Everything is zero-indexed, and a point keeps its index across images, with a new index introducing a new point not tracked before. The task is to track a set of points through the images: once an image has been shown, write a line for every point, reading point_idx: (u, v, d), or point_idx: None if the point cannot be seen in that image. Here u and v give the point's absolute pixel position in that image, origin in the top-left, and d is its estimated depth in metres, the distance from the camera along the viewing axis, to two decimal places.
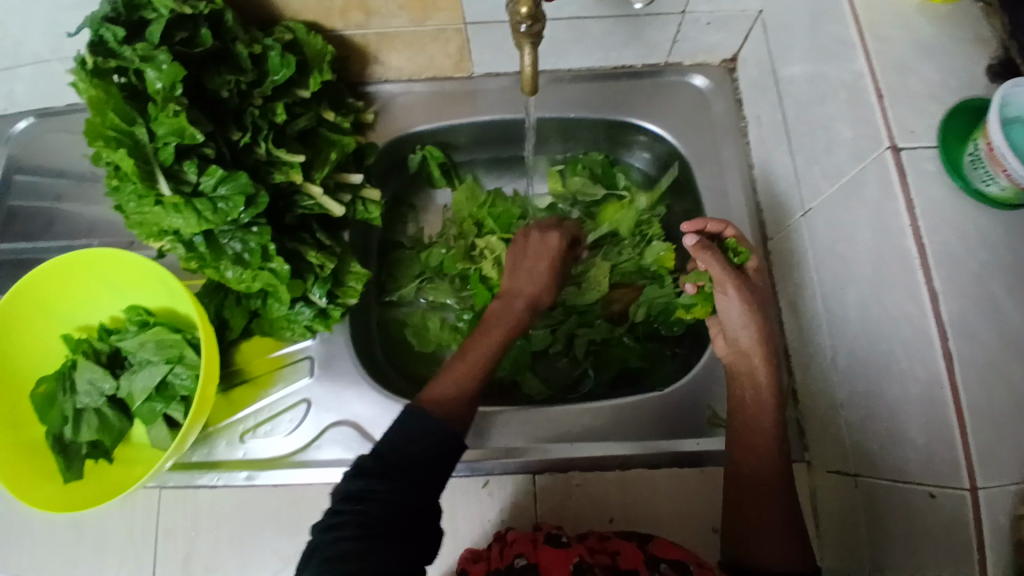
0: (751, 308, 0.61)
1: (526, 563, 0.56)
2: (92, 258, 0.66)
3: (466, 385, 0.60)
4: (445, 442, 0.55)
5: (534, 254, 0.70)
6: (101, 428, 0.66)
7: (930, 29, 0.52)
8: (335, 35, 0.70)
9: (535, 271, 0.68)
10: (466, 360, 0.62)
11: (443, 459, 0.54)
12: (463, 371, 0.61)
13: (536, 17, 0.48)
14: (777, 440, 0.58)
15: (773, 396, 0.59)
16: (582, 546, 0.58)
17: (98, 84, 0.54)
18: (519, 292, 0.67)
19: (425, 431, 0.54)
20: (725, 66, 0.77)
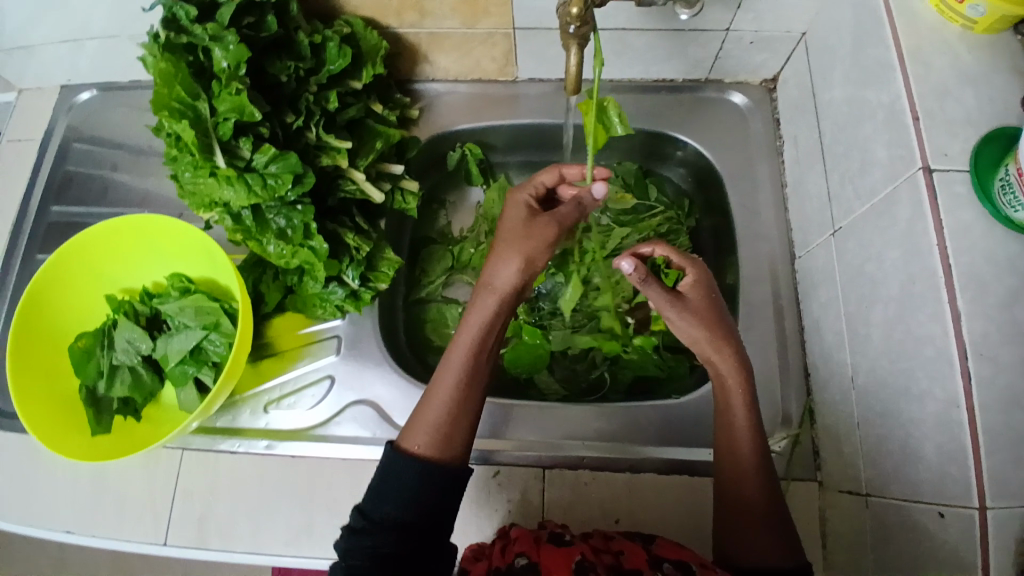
0: (694, 318, 0.60)
1: (527, 563, 0.55)
2: (144, 223, 0.70)
3: (441, 422, 0.54)
4: (434, 474, 0.52)
5: (503, 237, 0.61)
6: (134, 385, 0.68)
7: (970, 58, 0.52)
8: (389, 32, 0.73)
9: (501, 264, 0.59)
10: (436, 393, 0.55)
11: (442, 496, 0.52)
12: (436, 406, 0.54)
13: (584, 18, 0.50)
14: (756, 439, 0.57)
15: (742, 392, 0.58)
16: (587, 545, 0.57)
17: (168, 57, 0.57)
18: (485, 294, 0.58)
19: (408, 476, 0.52)
20: (765, 85, 0.78)
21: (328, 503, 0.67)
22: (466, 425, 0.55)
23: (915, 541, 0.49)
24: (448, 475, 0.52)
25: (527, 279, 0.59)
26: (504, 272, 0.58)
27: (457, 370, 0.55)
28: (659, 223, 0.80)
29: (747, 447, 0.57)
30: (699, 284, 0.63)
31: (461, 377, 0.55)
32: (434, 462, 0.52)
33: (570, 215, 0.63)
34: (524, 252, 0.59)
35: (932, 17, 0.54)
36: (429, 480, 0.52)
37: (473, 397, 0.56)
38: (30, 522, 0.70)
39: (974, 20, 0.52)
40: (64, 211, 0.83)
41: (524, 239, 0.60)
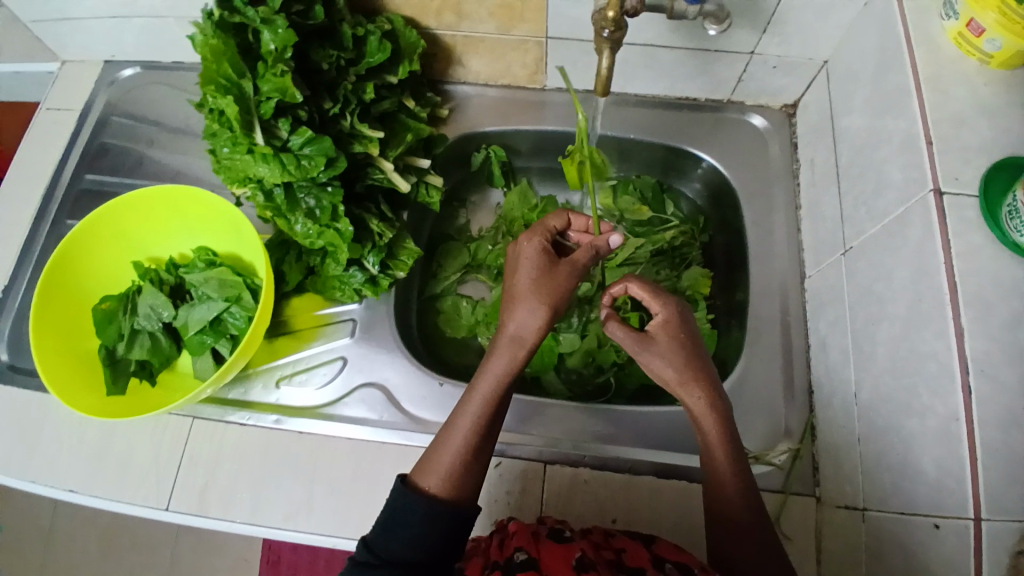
0: (670, 358, 0.58)
1: (526, 559, 0.55)
2: (178, 194, 0.73)
3: (455, 467, 0.55)
4: (444, 514, 0.53)
5: (524, 284, 0.60)
6: (152, 349, 0.70)
7: (985, 91, 0.55)
8: (428, 32, 0.76)
9: (523, 315, 0.59)
10: (452, 441, 0.56)
11: (449, 535, 0.53)
12: (451, 452, 0.56)
13: (618, 24, 0.53)
14: (736, 470, 0.56)
15: (718, 428, 0.57)
16: (586, 542, 0.58)
17: (219, 36, 0.60)
18: (507, 346, 0.59)
19: (415, 515, 0.53)
20: (785, 110, 0.81)
21: (330, 481, 0.68)
22: (478, 469, 0.56)
23: (909, 554, 0.50)
24: (457, 516, 0.54)
25: (546, 330, 0.60)
26: (528, 325, 0.59)
27: (473, 418, 0.57)
28: (673, 237, 0.81)
29: (728, 479, 0.56)
30: (669, 322, 0.60)
31: (476, 425, 0.57)
32: (445, 504, 0.54)
33: (584, 260, 0.62)
34: (547, 304, 0.59)
35: (951, 50, 0.57)
36: (437, 521, 0.53)
37: (487, 444, 0.58)
38: (32, 479, 0.71)
39: (991, 55, 0.54)
40: (97, 179, 0.86)
41: (546, 289, 0.59)
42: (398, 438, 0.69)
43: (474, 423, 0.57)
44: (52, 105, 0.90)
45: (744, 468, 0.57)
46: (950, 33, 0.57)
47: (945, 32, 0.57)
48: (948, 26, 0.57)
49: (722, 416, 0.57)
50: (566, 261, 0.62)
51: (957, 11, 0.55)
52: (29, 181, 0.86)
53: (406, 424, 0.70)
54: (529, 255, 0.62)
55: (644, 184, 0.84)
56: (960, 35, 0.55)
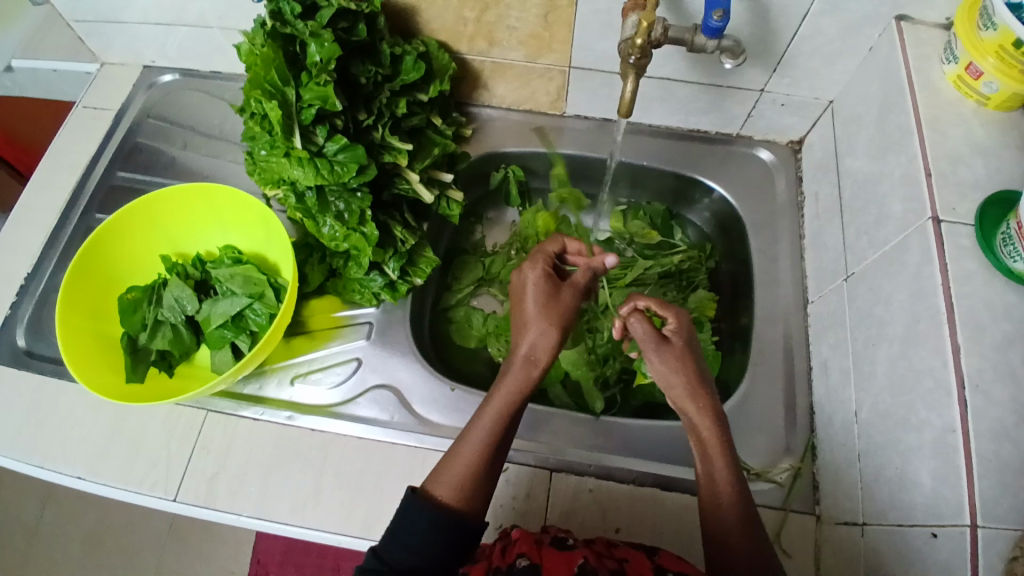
0: (677, 362, 0.62)
1: (528, 565, 0.53)
2: (211, 193, 0.77)
3: (471, 481, 0.54)
4: (450, 525, 0.53)
5: (533, 310, 0.61)
6: (174, 340, 0.72)
7: (983, 131, 0.60)
8: (458, 57, 0.81)
9: (534, 336, 0.60)
10: (468, 454, 0.55)
11: (454, 544, 0.53)
12: (468, 465, 0.55)
13: (644, 52, 0.59)
14: (734, 483, 0.56)
15: (718, 442, 0.57)
16: (589, 549, 0.55)
17: (269, 45, 0.63)
18: (521, 365, 0.59)
19: (424, 522, 0.52)
20: (791, 147, 0.85)
21: (339, 478, 0.69)
22: (489, 483, 0.56)
23: (907, 564, 0.52)
24: (463, 526, 0.53)
25: (557, 352, 0.61)
26: (541, 346, 0.60)
27: (489, 435, 0.56)
28: (681, 260, 0.85)
29: (727, 493, 0.55)
30: (681, 328, 0.65)
31: (493, 440, 0.56)
32: (458, 516, 0.53)
33: (583, 282, 0.66)
34: (558, 326, 0.61)
35: (950, 95, 0.62)
36: (443, 528, 0.52)
37: (499, 460, 0.57)
38: (39, 462, 0.71)
39: (989, 97, 0.60)
40: (128, 177, 0.89)
41: (556, 312, 0.61)
42: (408, 440, 0.70)
43: (491, 439, 0.56)
44: (89, 104, 0.94)
45: (741, 483, 0.56)
46: (950, 77, 0.62)
47: (945, 75, 0.63)
48: (948, 70, 0.62)
49: (723, 435, 0.58)
50: (570, 286, 0.64)
51: (956, 57, 0.61)
52: (61, 173, 0.89)
53: (417, 425, 0.71)
54: (536, 280, 0.63)
55: (654, 210, 0.88)
56: (959, 78, 0.61)
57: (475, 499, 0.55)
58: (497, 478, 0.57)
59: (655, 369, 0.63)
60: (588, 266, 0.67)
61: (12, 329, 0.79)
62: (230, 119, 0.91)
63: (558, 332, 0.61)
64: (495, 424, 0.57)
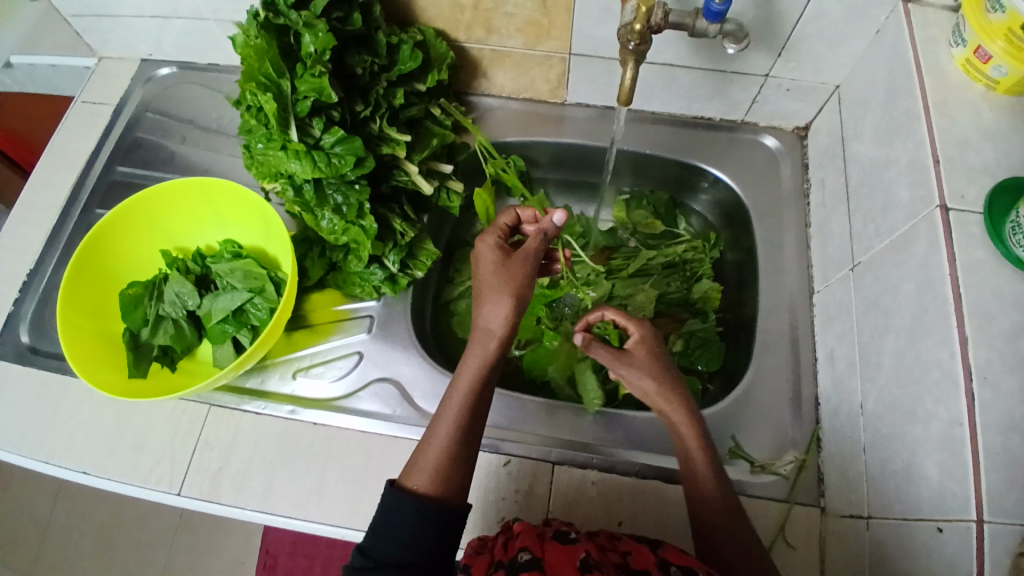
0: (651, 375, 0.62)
1: (531, 558, 0.52)
2: (210, 188, 0.76)
3: (443, 461, 0.54)
4: (435, 512, 0.52)
5: (484, 284, 0.61)
6: (175, 336, 0.72)
7: (992, 116, 0.58)
8: (456, 45, 0.80)
9: (487, 311, 0.59)
10: (439, 436, 0.55)
11: (443, 533, 0.52)
12: (439, 447, 0.55)
13: (643, 38, 0.57)
14: (715, 474, 0.57)
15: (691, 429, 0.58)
16: (592, 544, 0.54)
17: (263, 36, 0.62)
18: (479, 340, 0.59)
19: (409, 515, 0.51)
20: (797, 133, 0.84)
21: (341, 472, 0.69)
22: (466, 464, 0.56)
23: (913, 558, 0.51)
24: (448, 513, 0.52)
25: (515, 319, 0.59)
26: (494, 318, 0.59)
27: (453, 415, 0.56)
28: (684, 250, 0.84)
29: (708, 483, 0.56)
30: (645, 340, 0.65)
31: (457, 418, 0.56)
32: (438, 499, 0.53)
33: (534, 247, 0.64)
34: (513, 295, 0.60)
35: (958, 78, 0.60)
36: (430, 519, 0.52)
37: (473, 436, 0.57)
38: (46, 458, 0.72)
39: (997, 81, 0.58)
40: (128, 172, 0.89)
41: (511, 282, 0.60)
42: (410, 434, 0.70)
43: (455, 417, 0.56)
44: (88, 99, 0.94)
45: (722, 473, 0.57)
46: (958, 60, 0.60)
47: (953, 59, 0.61)
48: (956, 53, 0.60)
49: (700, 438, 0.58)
50: (525, 256, 0.63)
51: (964, 39, 0.59)
52: (61, 169, 0.89)
53: (419, 419, 0.71)
54: (491, 258, 0.63)
55: (657, 199, 0.87)
56: (967, 61, 0.59)
57: (447, 477, 0.54)
58: (473, 455, 0.57)
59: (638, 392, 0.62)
60: (541, 230, 0.64)
61: (17, 326, 0.79)
62: (228, 112, 0.91)
63: (510, 301, 0.59)
64: (461, 401, 0.57)
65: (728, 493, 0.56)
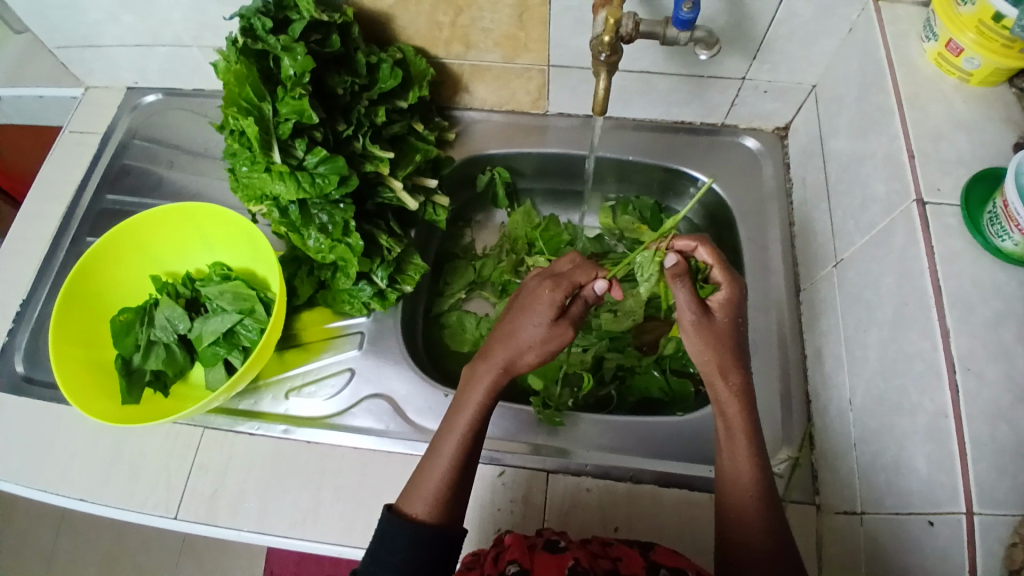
0: (713, 340, 0.59)
1: (519, 571, 0.52)
2: (197, 212, 0.77)
3: (441, 490, 0.55)
4: (429, 536, 0.53)
5: (530, 317, 0.59)
6: (167, 360, 0.73)
7: (965, 107, 0.59)
8: (436, 61, 0.81)
9: (522, 341, 0.59)
10: (438, 465, 0.56)
11: (436, 558, 0.53)
12: (438, 478, 0.55)
13: (614, 49, 0.58)
14: (758, 478, 0.56)
15: (743, 425, 0.57)
16: (581, 552, 0.54)
17: (242, 61, 0.63)
18: (498, 372, 0.59)
19: (403, 539, 0.52)
20: (777, 133, 0.85)
21: (336, 489, 0.69)
22: (464, 492, 0.56)
23: (906, 552, 0.51)
24: (441, 536, 0.53)
25: (541, 357, 0.60)
26: (526, 355, 0.59)
27: (457, 446, 0.56)
28: None
29: (747, 486, 0.56)
30: (729, 303, 0.60)
31: (462, 451, 0.56)
32: (435, 526, 0.54)
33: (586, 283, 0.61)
34: (541, 346, 0.60)
35: (930, 73, 0.61)
36: (424, 542, 0.52)
37: (472, 466, 0.57)
38: (43, 487, 0.72)
39: (971, 73, 0.59)
40: (117, 200, 0.90)
41: (546, 334, 0.59)
42: (403, 448, 0.70)
43: (459, 449, 0.56)
44: (76, 129, 0.95)
45: (767, 478, 0.57)
46: (930, 54, 0.61)
47: (925, 53, 0.62)
48: (928, 48, 0.61)
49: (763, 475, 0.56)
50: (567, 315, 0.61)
51: (936, 34, 0.60)
52: (51, 200, 0.90)
53: (412, 434, 0.71)
54: (535, 290, 0.61)
55: (643, 204, 0.87)
56: (939, 55, 0.60)
57: (444, 509, 0.55)
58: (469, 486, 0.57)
59: (690, 342, 0.60)
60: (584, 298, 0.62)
61: (10, 357, 0.80)
62: (214, 136, 0.92)
63: (544, 341, 0.59)
64: (463, 431, 0.57)
65: (769, 500, 0.56)
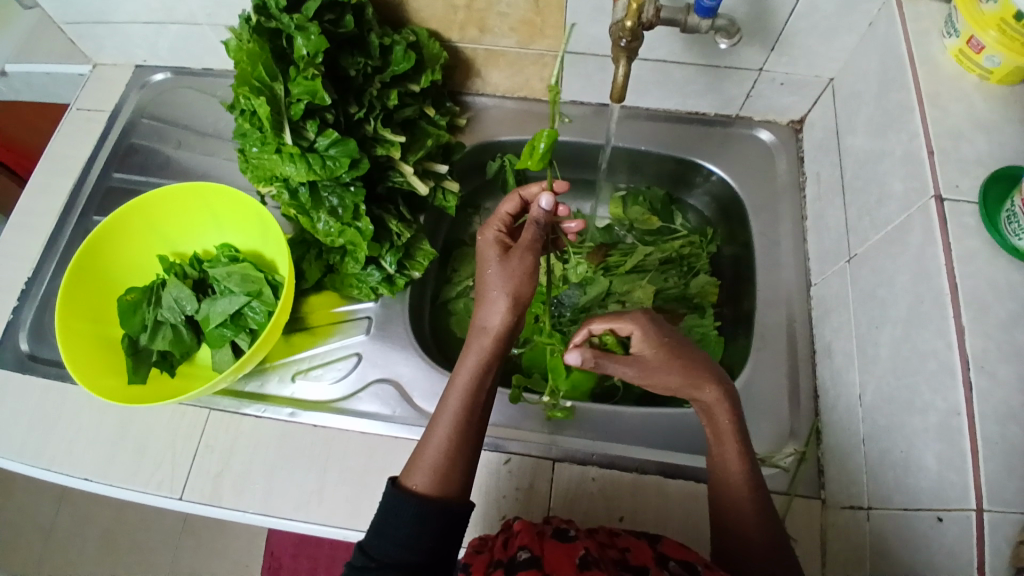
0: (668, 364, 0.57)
1: (530, 557, 0.52)
2: (206, 193, 0.77)
3: (442, 459, 0.54)
4: (433, 510, 0.52)
5: (490, 275, 0.59)
6: (174, 341, 0.73)
7: (985, 105, 0.58)
8: (450, 45, 0.80)
9: (488, 303, 0.58)
10: (437, 435, 0.55)
11: (443, 533, 0.52)
12: (436, 447, 0.54)
13: (635, 35, 0.57)
14: (749, 473, 0.56)
15: (733, 431, 0.57)
16: (590, 542, 0.54)
17: (255, 40, 0.62)
18: (475, 335, 0.58)
19: (408, 513, 0.52)
20: (792, 126, 0.84)
21: (341, 473, 0.69)
22: (468, 459, 0.55)
23: (913, 549, 0.51)
24: (446, 512, 0.53)
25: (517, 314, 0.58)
26: (492, 310, 0.57)
27: (452, 413, 0.55)
28: (681, 246, 0.85)
29: (741, 488, 0.56)
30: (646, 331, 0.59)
31: (457, 416, 0.55)
32: (437, 500, 0.53)
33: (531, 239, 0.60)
34: (510, 290, 0.57)
35: (951, 69, 0.60)
36: (428, 518, 0.52)
37: (474, 431, 0.56)
38: (46, 464, 0.72)
39: (990, 71, 0.58)
40: (124, 178, 0.89)
41: (508, 276, 0.58)
42: (409, 434, 0.70)
43: (455, 415, 0.55)
44: (83, 106, 0.94)
45: (759, 483, 0.56)
46: (951, 51, 0.60)
47: (946, 49, 0.61)
48: (948, 44, 0.60)
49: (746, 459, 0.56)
50: (522, 244, 0.60)
51: (957, 30, 0.59)
52: (57, 177, 0.89)
53: (419, 419, 0.71)
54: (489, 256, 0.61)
55: (654, 195, 0.87)
56: (960, 52, 0.59)
57: (444, 476, 0.54)
58: (474, 454, 0.56)
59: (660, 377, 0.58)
60: (533, 220, 0.61)
61: (15, 334, 0.79)
62: (223, 117, 0.91)
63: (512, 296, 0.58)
64: (460, 399, 0.56)
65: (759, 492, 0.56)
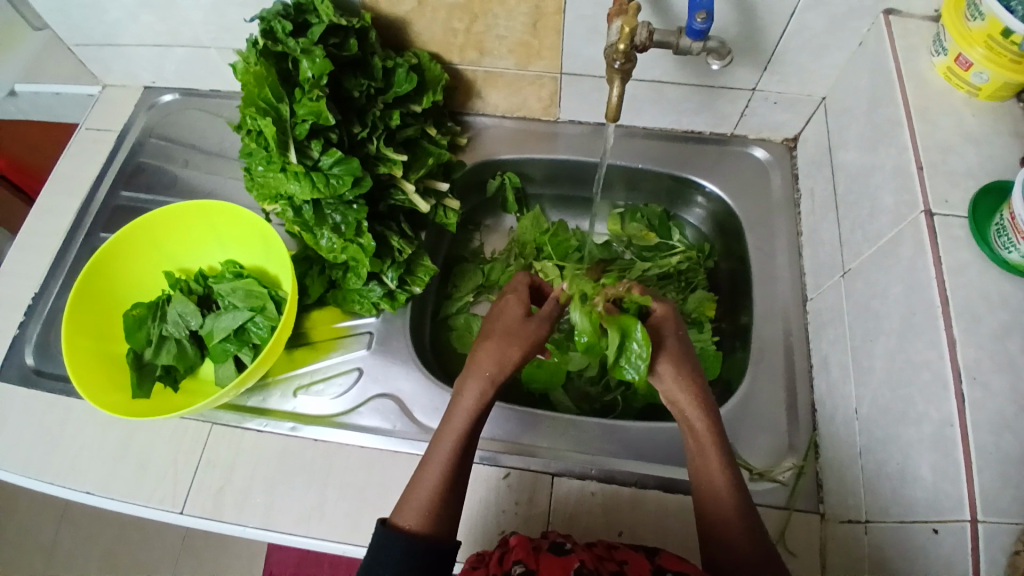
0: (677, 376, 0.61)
1: (524, 571, 0.52)
2: (211, 210, 0.78)
3: (433, 499, 0.55)
4: (423, 546, 0.53)
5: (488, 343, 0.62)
6: (178, 355, 0.74)
7: (974, 121, 0.60)
8: (450, 67, 0.82)
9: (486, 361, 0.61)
10: (429, 476, 0.56)
11: (430, 569, 0.52)
12: (428, 490, 0.56)
13: (628, 57, 0.59)
14: (735, 487, 0.56)
15: (714, 442, 0.58)
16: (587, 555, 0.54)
17: (262, 63, 0.64)
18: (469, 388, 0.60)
19: (397, 550, 0.52)
20: (786, 144, 0.85)
21: (342, 487, 0.69)
22: (456, 501, 0.57)
23: (909, 560, 0.52)
24: (435, 549, 0.53)
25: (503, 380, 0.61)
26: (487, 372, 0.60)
27: (443, 462, 0.57)
28: (679, 261, 0.85)
29: (727, 497, 0.56)
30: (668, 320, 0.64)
31: (448, 464, 0.57)
32: (428, 537, 0.53)
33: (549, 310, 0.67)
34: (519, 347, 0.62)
35: (940, 86, 0.62)
36: (416, 556, 0.52)
37: (463, 475, 0.58)
38: (49, 479, 0.72)
39: (979, 87, 0.60)
40: (132, 196, 0.91)
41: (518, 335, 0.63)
42: (408, 448, 0.71)
43: (447, 462, 0.57)
44: (92, 126, 0.96)
45: (740, 486, 0.57)
46: (939, 68, 0.62)
47: (934, 67, 0.63)
48: (937, 62, 0.62)
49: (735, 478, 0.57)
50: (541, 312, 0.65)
51: (945, 48, 0.61)
52: (66, 195, 0.91)
53: (418, 434, 0.72)
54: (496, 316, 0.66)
55: (651, 212, 0.88)
56: (949, 69, 0.61)
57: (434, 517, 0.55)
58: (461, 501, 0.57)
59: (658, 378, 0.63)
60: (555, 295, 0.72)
61: (21, 350, 0.81)
62: (230, 136, 0.93)
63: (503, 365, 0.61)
64: (452, 443, 0.58)
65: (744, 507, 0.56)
